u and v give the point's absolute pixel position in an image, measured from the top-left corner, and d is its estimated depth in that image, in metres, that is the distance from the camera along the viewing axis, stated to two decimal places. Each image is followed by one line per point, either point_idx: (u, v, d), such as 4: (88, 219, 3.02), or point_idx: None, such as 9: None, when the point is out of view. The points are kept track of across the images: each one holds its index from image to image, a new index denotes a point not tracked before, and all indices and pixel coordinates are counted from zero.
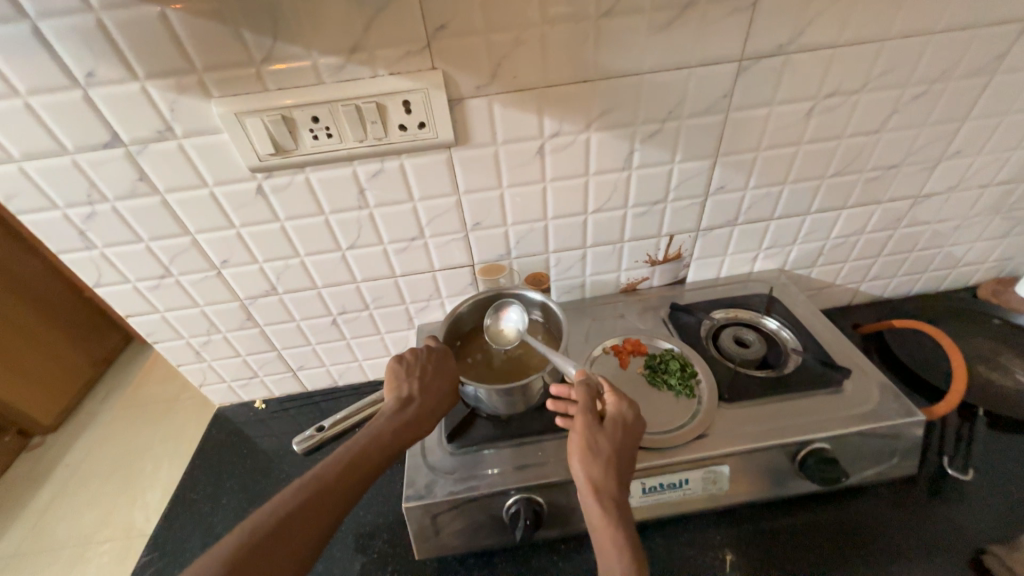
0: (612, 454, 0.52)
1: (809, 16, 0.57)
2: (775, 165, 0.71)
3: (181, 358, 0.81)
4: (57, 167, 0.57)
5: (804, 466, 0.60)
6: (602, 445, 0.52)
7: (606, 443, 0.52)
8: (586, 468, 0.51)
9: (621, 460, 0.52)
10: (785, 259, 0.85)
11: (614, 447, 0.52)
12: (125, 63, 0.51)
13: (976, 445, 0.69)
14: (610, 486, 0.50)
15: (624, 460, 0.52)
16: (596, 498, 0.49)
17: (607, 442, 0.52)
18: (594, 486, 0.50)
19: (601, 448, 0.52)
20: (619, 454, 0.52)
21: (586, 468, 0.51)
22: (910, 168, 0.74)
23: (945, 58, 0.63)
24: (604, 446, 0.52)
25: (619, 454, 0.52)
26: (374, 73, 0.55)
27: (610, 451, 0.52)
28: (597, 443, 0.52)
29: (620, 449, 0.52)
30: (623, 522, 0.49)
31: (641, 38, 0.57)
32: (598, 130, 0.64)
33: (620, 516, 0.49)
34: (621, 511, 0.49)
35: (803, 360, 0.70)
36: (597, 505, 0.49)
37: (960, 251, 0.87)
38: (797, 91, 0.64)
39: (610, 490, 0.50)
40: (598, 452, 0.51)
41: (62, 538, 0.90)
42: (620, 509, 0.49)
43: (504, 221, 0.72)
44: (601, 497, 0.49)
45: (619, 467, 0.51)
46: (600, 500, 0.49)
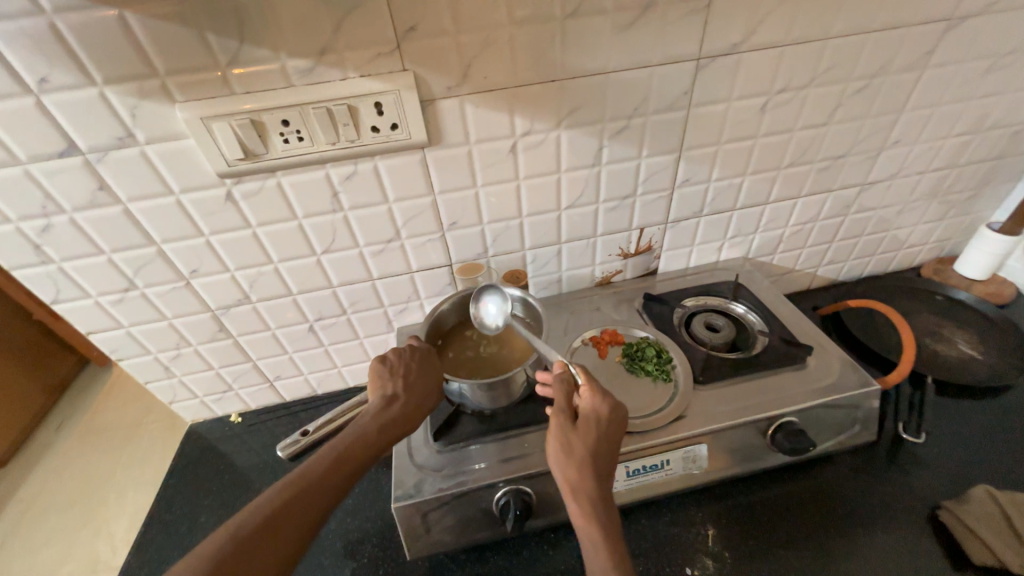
0: (586, 452, 0.52)
1: (759, 16, 0.61)
2: (735, 158, 0.75)
3: (149, 374, 0.78)
4: (7, 178, 0.54)
5: (776, 440, 0.64)
6: (574, 444, 0.52)
7: (579, 442, 0.52)
8: (562, 469, 0.52)
9: (596, 456, 0.52)
10: (748, 247, 0.89)
11: (587, 443, 0.52)
12: (81, 68, 0.49)
13: (927, 411, 0.74)
14: (587, 484, 0.51)
15: (599, 456, 0.52)
16: (572, 497, 0.51)
17: (580, 440, 0.52)
18: (569, 486, 0.51)
19: (573, 447, 0.52)
20: (592, 451, 0.52)
21: (562, 469, 0.52)
22: (857, 157, 0.80)
23: (881, 55, 0.68)
24: (577, 444, 0.52)
25: (592, 451, 0.52)
26: (344, 75, 0.55)
27: (584, 449, 0.52)
28: (569, 443, 0.53)
29: (594, 445, 0.52)
30: (601, 517, 0.49)
31: (605, 38, 0.59)
32: (568, 128, 0.66)
33: (597, 512, 0.49)
34: (599, 507, 0.50)
35: (768, 341, 0.74)
36: (576, 503, 0.50)
37: (905, 234, 0.94)
38: (752, 88, 0.68)
39: (586, 487, 0.50)
40: (571, 451, 0.52)
41: (21, 575, 0.84)
42: (598, 504, 0.50)
43: (480, 220, 0.72)
44: (577, 495, 0.50)
45: (593, 464, 0.51)
46: (577, 498, 0.50)
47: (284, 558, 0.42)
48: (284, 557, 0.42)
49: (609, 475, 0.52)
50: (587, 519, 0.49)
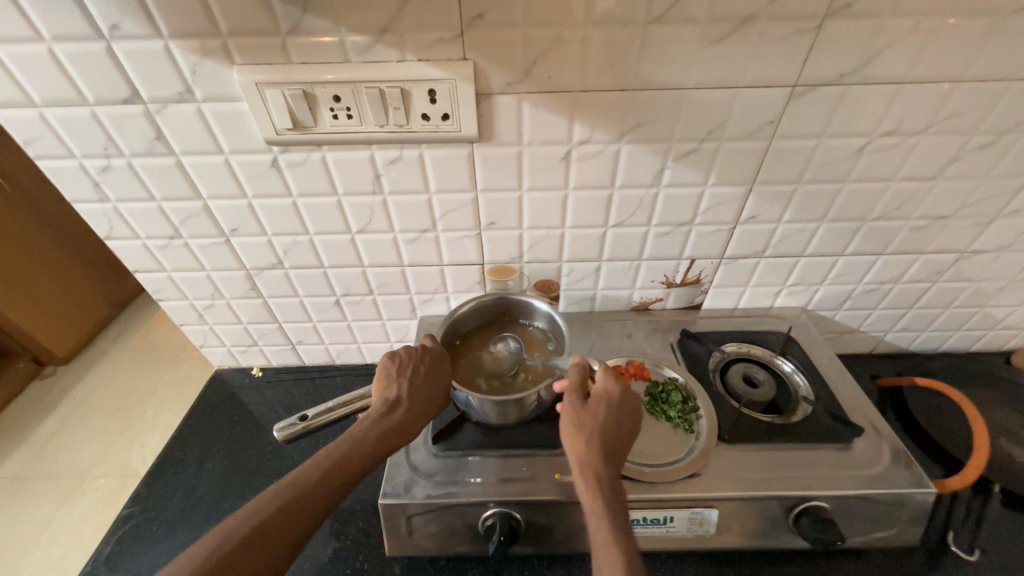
0: (598, 427, 0.53)
1: (877, 46, 0.52)
2: (815, 201, 0.67)
3: (184, 318, 0.81)
4: (76, 117, 0.56)
5: (799, 523, 0.57)
6: (586, 419, 0.53)
7: (591, 417, 0.54)
8: (573, 441, 0.52)
9: (606, 433, 0.53)
10: (809, 298, 0.81)
11: (598, 420, 0.53)
12: (150, 20, 0.49)
13: (986, 523, 0.65)
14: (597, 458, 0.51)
15: (610, 433, 0.53)
16: (582, 470, 0.51)
17: (592, 415, 0.54)
18: (579, 458, 0.51)
19: (585, 422, 0.53)
20: (602, 428, 0.53)
21: (573, 442, 0.52)
22: (962, 221, 0.69)
23: (1021, 109, 0.57)
24: (590, 420, 0.53)
25: (603, 428, 0.53)
26: (402, 57, 0.53)
27: (596, 425, 0.53)
28: (581, 418, 0.53)
29: (604, 422, 0.53)
30: (609, 492, 0.49)
31: (690, 50, 0.52)
32: (630, 142, 0.60)
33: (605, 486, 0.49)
34: (606, 483, 0.50)
35: (812, 411, 0.66)
36: (584, 478, 0.50)
37: (1001, 313, 0.81)
38: (851, 126, 0.59)
39: (596, 461, 0.51)
40: (583, 425, 0.53)
41: (59, 468, 0.87)
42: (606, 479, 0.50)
43: (520, 224, 0.69)
44: (587, 468, 0.51)
45: (603, 439, 0.52)
46: (585, 472, 0.51)
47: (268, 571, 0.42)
48: (269, 569, 0.42)
49: (619, 456, 0.53)
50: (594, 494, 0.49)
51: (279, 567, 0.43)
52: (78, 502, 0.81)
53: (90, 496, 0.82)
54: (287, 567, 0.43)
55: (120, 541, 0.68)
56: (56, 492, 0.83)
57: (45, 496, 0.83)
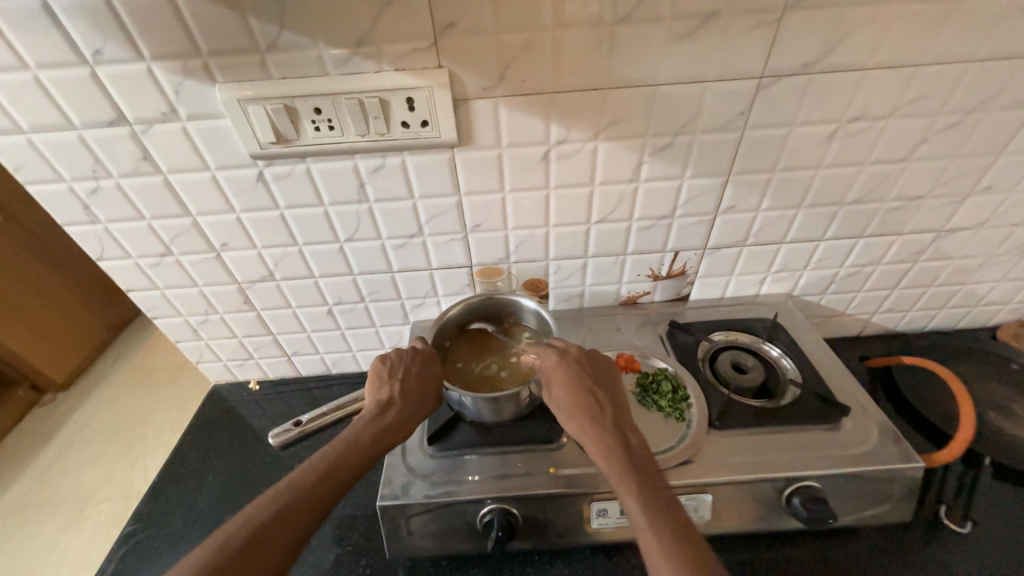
0: (569, 399, 0.55)
1: (838, 34, 0.54)
2: (791, 188, 0.68)
3: (179, 334, 0.82)
4: (65, 142, 0.57)
5: (791, 503, 0.58)
6: (558, 397, 0.56)
7: (559, 394, 0.56)
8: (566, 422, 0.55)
9: (577, 397, 0.55)
10: (794, 284, 0.82)
11: (566, 391, 0.56)
12: (131, 43, 0.51)
13: (978, 495, 0.66)
14: (585, 424, 0.53)
15: (580, 398, 0.55)
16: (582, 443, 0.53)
17: (559, 390, 0.56)
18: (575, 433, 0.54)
19: (560, 400, 0.56)
20: (573, 397, 0.55)
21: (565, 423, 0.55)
22: (936, 200, 0.70)
23: (983, 88, 0.59)
24: (561, 396, 0.56)
25: (573, 397, 0.55)
26: (379, 67, 0.54)
27: (567, 397, 0.55)
28: (556, 400, 0.56)
29: (571, 391, 0.56)
30: (608, 448, 0.50)
31: (657, 47, 0.54)
32: (607, 139, 0.62)
33: (602, 445, 0.51)
34: (602, 442, 0.51)
35: (800, 394, 0.67)
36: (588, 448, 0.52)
37: (983, 289, 0.83)
38: (821, 113, 0.61)
39: (584, 427, 0.53)
40: (560, 404, 0.56)
41: (63, 492, 0.88)
42: (599, 439, 0.51)
43: (504, 225, 0.70)
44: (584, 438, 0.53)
45: (579, 407, 0.54)
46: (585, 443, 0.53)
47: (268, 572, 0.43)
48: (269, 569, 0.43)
49: (605, 411, 0.54)
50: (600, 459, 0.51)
51: (278, 568, 0.44)
52: (83, 525, 0.82)
53: (94, 519, 0.82)
54: (286, 569, 0.44)
55: (123, 558, 0.68)
56: (61, 516, 0.84)
57: (50, 520, 0.84)
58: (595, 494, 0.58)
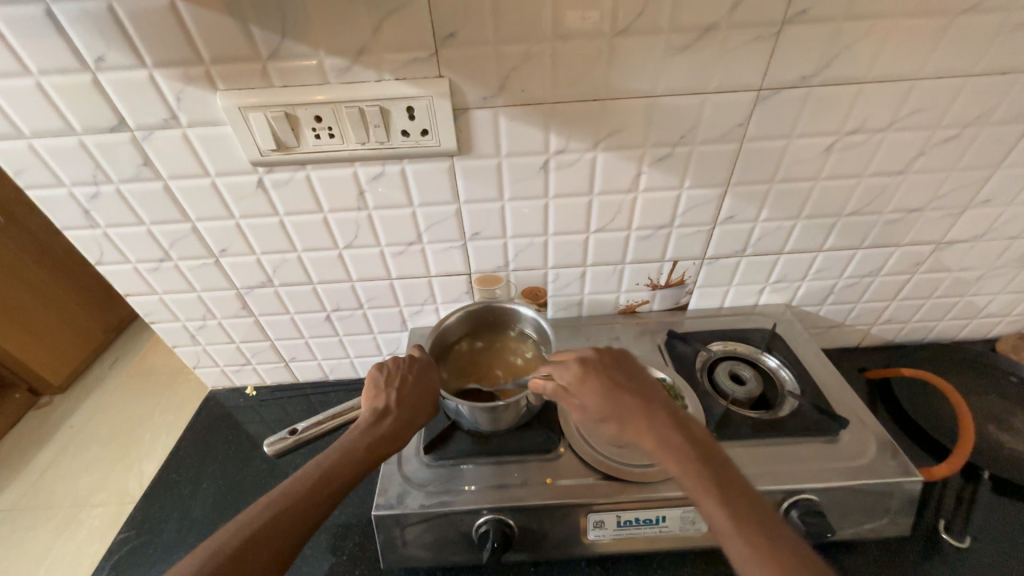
0: (607, 410, 0.52)
1: (836, 49, 0.55)
2: (790, 199, 0.68)
3: (177, 339, 0.82)
4: (65, 147, 0.58)
5: (789, 517, 0.58)
6: (594, 411, 0.53)
7: (595, 408, 0.53)
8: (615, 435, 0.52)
9: (612, 409, 0.52)
10: (792, 294, 0.82)
11: (601, 403, 0.52)
12: (134, 51, 0.51)
13: (978, 509, 0.65)
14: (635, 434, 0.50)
15: (619, 407, 0.51)
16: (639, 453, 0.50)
17: (589, 403, 0.53)
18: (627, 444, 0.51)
19: (599, 412, 0.52)
20: (610, 409, 0.52)
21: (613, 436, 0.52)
22: (934, 213, 0.71)
23: (980, 102, 0.59)
24: (598, 409, 0.52)
25: (610, 408, 0.52)
26: (380, 76, 0.54)
27: (605, 408, 0.52)
28: (595, 414, 0.53)
29: (606, 401, 0.52)
30: (670, 455, 0.47)
31: (657, 59, 0.55)
32: (606, 149, 0.62)
33: (660, 454, 0.48)
34: (659, 450, 0.48)
35: (798, 405, 0.67)
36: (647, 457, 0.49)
37: (982, 301, 0.83)
38: (818, 126, 0.61)
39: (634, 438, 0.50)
40: (600, 416, 0.52)
41: (56, 498, 0.87)
42: (651, 447, 0.48)
43: (503, 234, 0.70)
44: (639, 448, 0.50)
45: (620, 417, 0.51)
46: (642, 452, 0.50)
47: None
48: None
49: (650, 413, 0.50)
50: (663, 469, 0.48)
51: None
52: (76, 531, 0.81)
53: (87, 525, 0.82)
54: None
55: (115, 565, 0.67)
56: (54, 522, 0.83)
57: (42, 526, 0.83)
58: (593, 505, 0.57)
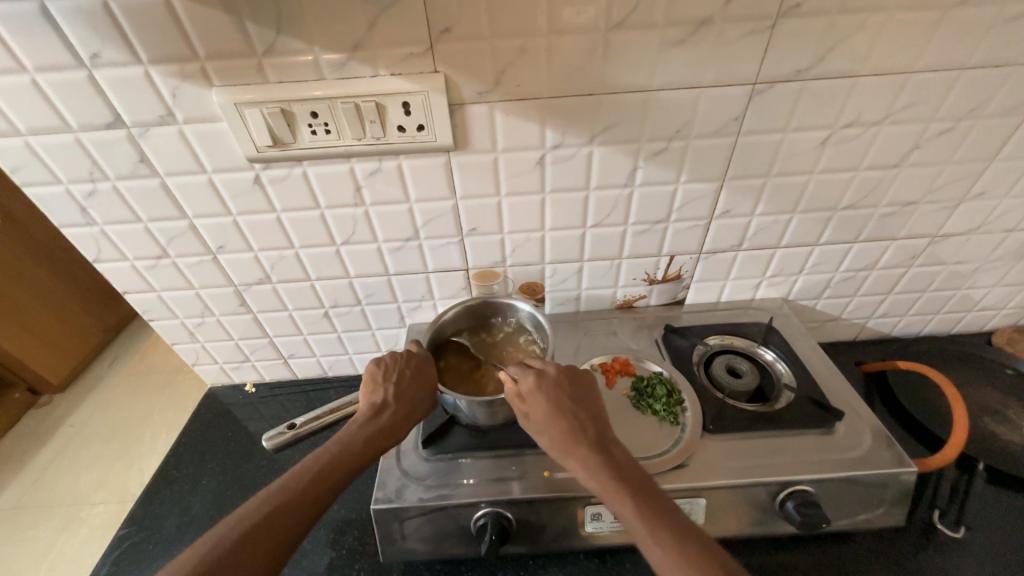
0: (550, 424, 0.53)
1: (831, 42, 0.55)
2: (786, 193, 0.69)
3: (176, 337, 0.82)
4: (61, 144, 0.58)
5: (785, 508, 0.58)
6: (538, 423, 0.54)
7: (539, 420, 0.53)
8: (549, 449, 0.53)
9: (558, 424, 0.52)
10: (789, 288, 0.82)
11: (548, 417, 0.53)
12: (130, 47, 0.51)
13: (972, 500, 0.66)
14: (571, 449, 0.51)
15: (563, 422, 0.52)
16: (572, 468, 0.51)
17: (537, 416, 0.54)
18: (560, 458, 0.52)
19: (542, 424, 0.53)
20: (554, 423, 0.53)
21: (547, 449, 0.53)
22: (929, 206, 0.71)
23: (974, 95, 0.60)
24: (541, 422, 0.53)
25: (553, 422, 0.53)
26: (376, 72, 0.54)
27: (549, 422, 0.53)
28: (536, 426, 0.54)
29: (552, 416, 0.53)
30: (602, 471, 0.49)
31: (652, 52, 0.55)
32: (602, 144, 0.62)
33: (592, 469, 0.49)
34: (593, 466, 0.50)
35: (795, 398, 0.68)
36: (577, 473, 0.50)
37: (978, 294, 0.83)
38: (814, 119, 0.61)
39: (570, 452, 0.51)
40: (542, 430, 0.53)
41: (57, 495, 0.87)
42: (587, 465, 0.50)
43: (500, 229, 0.71)
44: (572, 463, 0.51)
45: (561, 433, 0.52)
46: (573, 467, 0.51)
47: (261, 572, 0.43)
48: (262, 570, 0.43)
49: (590, 430, 0.52)
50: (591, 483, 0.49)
51: (271, 568, 0.44)
52: (77, 528, 0.81)
53: (88, 522, 0.82)
54: (278, 569, 0.44)
55: (116, 561, 0.68)
56: (55, 520, 0.83)
57: (43, 524, 0.83)
58: (590, 498, 0.58)
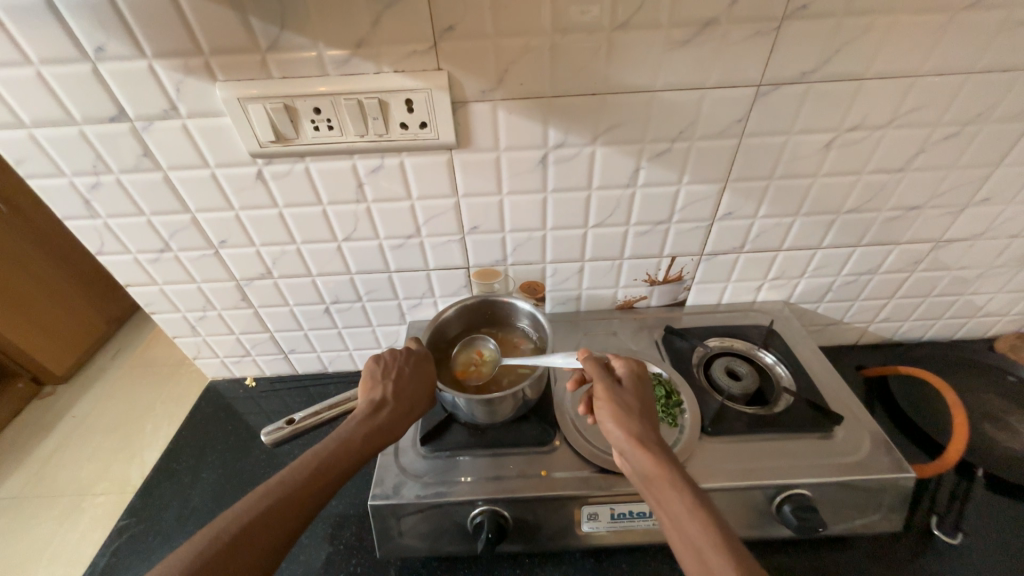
0: (642, 407, 0.53)
1: (837, 44, 0.54)
2: (788, 196, 0.68)
3: (178, 330, 0.83)
4: (66, 136, 0.58)
5: (781, 511, 0.58)
6: (626, 401, 0.53)
7: (630, 399, 0.53)
8: (626, 424, 0.51)
9: (646, 413, 0.53)
10: (790, 291, 0.82)
11: (641, 402, 0.53)
12: (134, 41, 0.51)
13: (971, 507, 0.65)
14: (654, 435, 0.50)
15: (649, 412, 0.53)
16: (644, 449, 0.49)
17: (628, 397, 0.54)
18: (637, 434, 0.50)
19: (629, 404, 0.53)
20: (645, 407, 0.53)
21: (624, 424, 0.51)
22: (933, 211, 0.71)
23: (981, 100, 0.59)
24: (632, 401, 0.53)
25: (642, 407, 0.53)
26: (379, 69, 0.54)
27: (642, 404, 0.53)
28: (624, 401, 0.53)
29: (645, 402, 0.54)
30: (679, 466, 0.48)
31: (656, 53, 0.54)
32: (604, 144, 0.62)
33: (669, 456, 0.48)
34: (670, 456, 0.49)
35: (793, 402, 0.67)
36: (651, 452, 0.48)
37: (981, 300, 0.83)
38: (819, 122, 0.61)
39: (653, 437, 0.50)
40: (632, 406, 0.53)
41: (59, 486, 0.88)
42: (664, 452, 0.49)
43: (502, 228, 0.71)
44: (649, 445, 0.49)
45: (648, 420, 0.52)
46: (647, 448, 0.49)
47: (260, 567, 0.43)
48: (260, 564, 0.43)
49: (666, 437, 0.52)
50: (664, 466, 0.47)
51: (269, 564, 0.44)
52: (78, 519, 0.82)
53: (90, 513, 0.83)
54: (276, 564, 0.44)
55: (115, 552, 0.68)
56: (57, 509, 0.84)
57: (45, 514, 0.84)
58: (587, 498, 0.58)
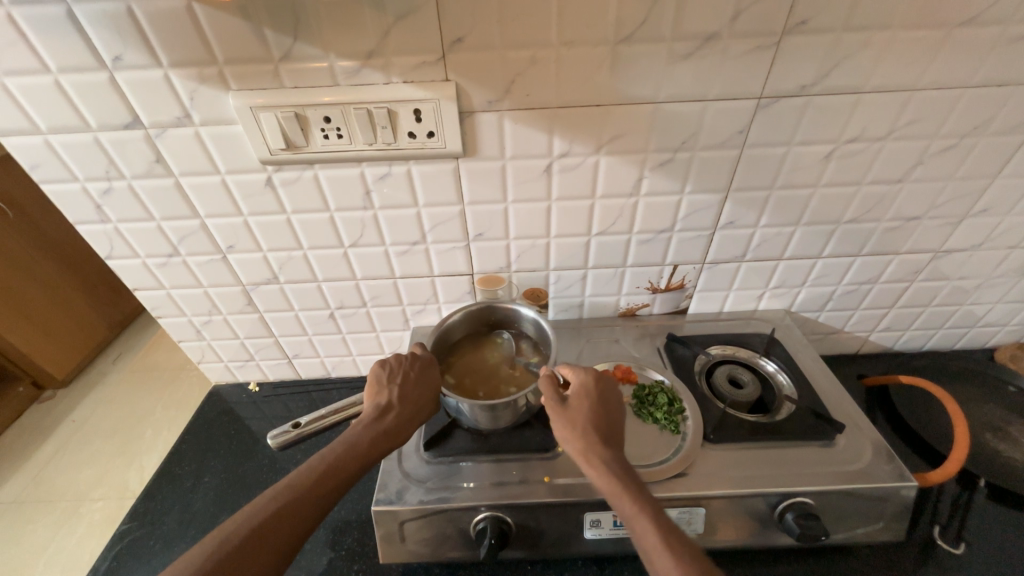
0: (587, 416, 0.55)
1: (836, 58, 0.56)
2: (788, 206, 0.69)
3: (182, 334, 0.83)
4: (81, 143, 0.59)
5: (784, 520, 0.58)
6: (574, 415, 0.55)
7: (579, 411, 0.55)
8: (570, 438, 0.54)
9: (597, 422, 0.54)
10: (792, 300, 0.83)
11: (592, 413, 0.55)
12: (151, 50, 0.53)
13: (973, 517, 0.65)
14: (602, 446, 0.52)
15: (602, 422, 0.55)
16: (590, 462, 0.52)
17: (577, 409, 0.56)
18: (584, 447, 0.52)
19: (576, 418, 0.55)
20: (595, 417, 0.55)
21: (571, 439, 0.54)
22: (932, 222, 0.71)
23: (978, 112, 0.60)
24: (577, 412, 0.55)
25: (593, 417, 0.55)
26: (388, 79, 0.56)
27: (587, 414, 0.55)
28: (573, 416, 0.55)
29: (592, 409, 0.56)
30: (625, 470, 0.50)
31: (659, 65, 0.56)
32: (608, 153, 0.63)
33: (616, 466, 0.51)
34: (616, 463, 0.51)
35: (795, 410, 0.68)
36: (596, 464, 0.51)
37: (981, 310, 0.83)
38: (819, 133, 0.62)
39: (599, 444, 0.52)
40: (575, 419, 0.55)
41: (59, 490, 0.88)
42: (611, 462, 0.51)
43: (506, 235, 0.71)
44: (595, 455, 0.52)
45: (596, 426, 0.54)
46: (593, 458, 0.52)
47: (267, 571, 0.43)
48: (267, 568, 0.43)
49: (619, 438, 0.54)
50: (610, 475, 0.50)
51: (276, 569, 0.44)
52: (77, 524, 0.82)
53: (88, 519, 0.82)
54: (282, 569, 0.45)
55: (117, 556, 0.68)
56: (56, 514, 0.84)
57: (45, 518, 0.84)
58: (590, 504, 0.58)
